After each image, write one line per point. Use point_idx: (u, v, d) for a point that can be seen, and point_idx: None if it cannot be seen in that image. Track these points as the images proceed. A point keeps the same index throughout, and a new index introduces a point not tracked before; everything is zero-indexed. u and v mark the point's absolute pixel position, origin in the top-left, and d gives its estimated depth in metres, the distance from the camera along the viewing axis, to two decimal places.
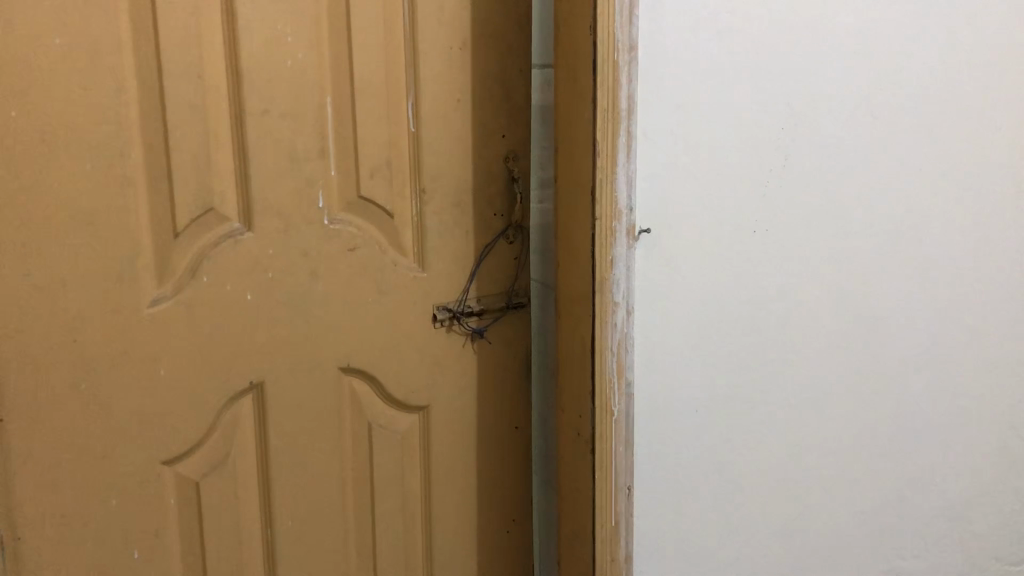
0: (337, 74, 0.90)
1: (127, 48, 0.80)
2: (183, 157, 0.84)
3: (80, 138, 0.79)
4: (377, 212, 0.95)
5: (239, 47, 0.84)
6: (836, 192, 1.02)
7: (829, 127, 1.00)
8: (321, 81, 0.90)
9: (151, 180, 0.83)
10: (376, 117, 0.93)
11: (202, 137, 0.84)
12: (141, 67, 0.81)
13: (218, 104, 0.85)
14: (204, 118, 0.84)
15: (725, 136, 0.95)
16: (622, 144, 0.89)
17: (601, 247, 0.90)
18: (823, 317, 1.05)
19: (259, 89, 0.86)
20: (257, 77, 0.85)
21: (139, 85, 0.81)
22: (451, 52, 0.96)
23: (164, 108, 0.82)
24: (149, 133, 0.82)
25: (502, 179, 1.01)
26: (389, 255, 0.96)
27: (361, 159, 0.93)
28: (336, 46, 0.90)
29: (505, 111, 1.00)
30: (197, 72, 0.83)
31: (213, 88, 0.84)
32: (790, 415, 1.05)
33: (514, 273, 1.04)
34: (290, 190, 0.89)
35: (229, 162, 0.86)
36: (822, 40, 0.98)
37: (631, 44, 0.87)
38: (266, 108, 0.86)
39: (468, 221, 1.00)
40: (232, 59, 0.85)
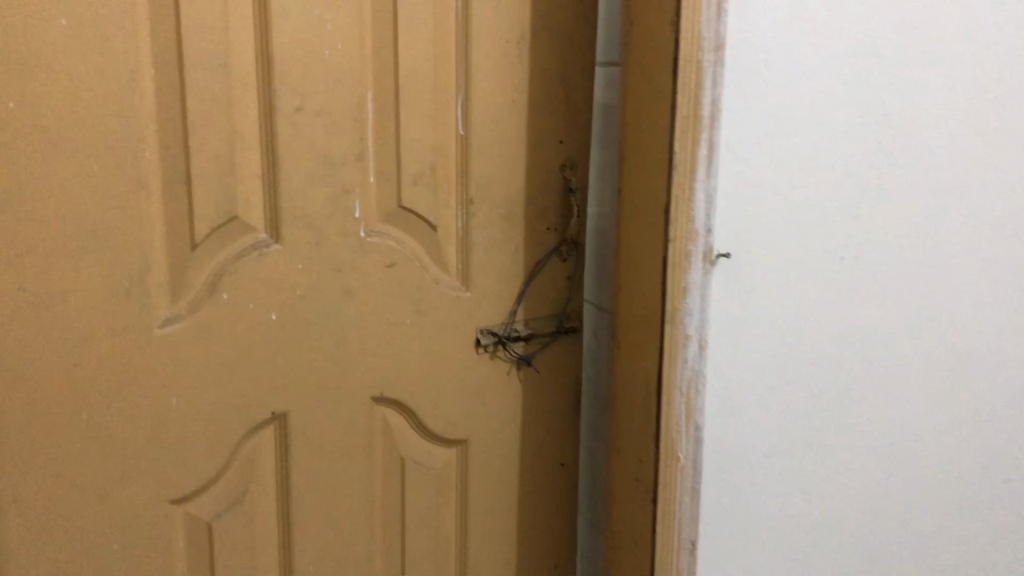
0: (379, 68, 0.80)
1: (144, 31, 0.69)
2: (204, 159, 0.73)
3: (88, 135, 0.68)
4: (419, 224, 0.84)
5: (270, 34, 0.74)
6: (942, 217, 0.89)
7: (938, 143, 0.87)
8: (362, 75, 0.79)
9: (168, 184, 0.72)
10: (421, 118, 0.82)
11: (226, 136, 0.74)
12: (159, 54, 0.70)
13: (246, 99, 0.74)
14: (229, 114, 0.73)
15: (817, 150, 0.82)
16: (703, 156, 0.77)
17: (674, 273, 0.79)
18: (920, 359, 0.92)
19: (291, 83, 0.75)
20: (289, 69, 0.75)
21: (157, 75, 0.70)
22: (507, 45, 0.85)
23: (184, 102, 0.71)
24: (167, 131, 0.71)
25: (558, 190, 0.91)
26: (431, 273, 0.86)
27: (403, 165, 0.82)
28: (380, 36, 0.79)
29: (565, 114, 0.89)
30: (222, 62, 0.72)
31: (241, 80, 0.74)
32: (877, 467, 0.92)
33: (566, 295, 0.93)
34: (323, 198, 0.79)
35: (256, 165, 0.76)
36: (932, 44, 0.84)
37: (718, 42, 0.76)
38: (299, 104, 0.76)
39: (519, 236, 0.90)
40: (263, 47, 0.74)
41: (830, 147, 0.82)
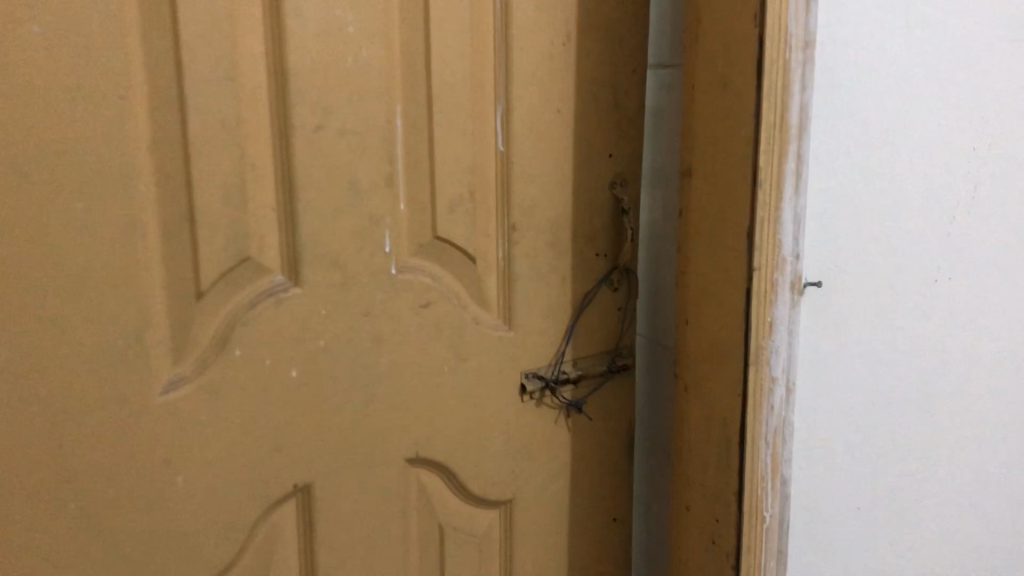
0: (410, 77, 0.68)
1: (135, 38, 0.57)
2: (210, 190, 0.61)
3: (71, 165, 0.56)
4: (457, 256, 0.73)
5: (285, 39, 0.62)
6: (1004, 228, 0.84)
7: (1000, 151, 0.82)
8: (391, 85, 0.67)
9: (169, 222, 0.60)
10: (457, 133, 0.71)
11: (236, 162, 0.62)
12: (154, 66, 0.58)
13: (257, 117, 0.62)
14: (239, 135, 0.62)
15: (900, 161, 0.74)
16: (790, 172, 0.67)
17: (758, 307, 0.69)
18: (980, 377, 0.87)
19: (310, 96, 0.64)
20: (308, 80, 0.63)
21: (152, 91, 0.58)
22: (553, 46, 0.74)
23: (185, 123, 0.59)
24: (166, 158, 0.59)
25: (609, 212, 0.80)
26: (471, 311, 0.74)
27: (439, 188, 0.71)
28: (410, 39, 0.68)
29: (615, 125, 0.78)
30: (230, 73, 0.60)
31: (251, 95, 0.62)
32: (943, 496, 0.87)
33: (619, 330, 0.82)
34: (349, 231, 0.67)
35: (271, 195, 0.64)
36: (998, 44, 0.79)
37: (807, 39, 0.66)
38: (319, 122, 0.64)
39: (566, 265, 0.78)
40: (276, 55, 0.62)
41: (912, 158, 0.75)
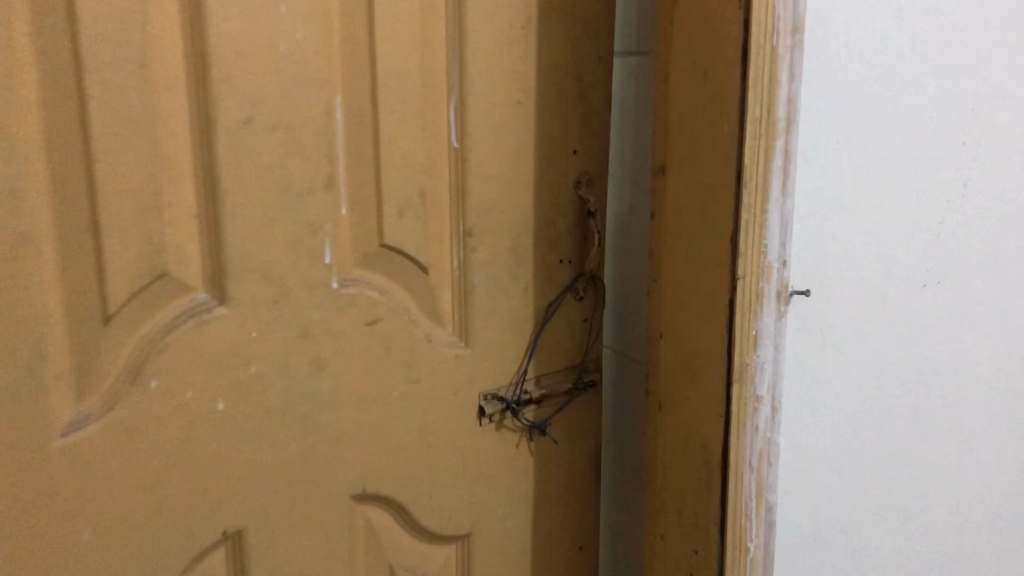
0: (351, 64, 0.60)
1: (20, 17, 0.48)
2: (118, 196, 0.52)
3: None
4: (407, 266, 0.65)
5: (204, 19, 0.54)
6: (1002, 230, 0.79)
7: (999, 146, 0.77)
8: (329, 74, 0.59)
9: (68, 235, 0.51)
10: (406, 128, 0.63)
11: (148, 163, 0.53)
12: (45, 50, 0.49)
13: (172, 110, 0.54)
14: (150, 132, 0.53)
15: (891, 158, 0.69)
16: (778, 170, 0.61)
17: (742, 318, 0.62)
18: (976, 389, 0.82)
19: (234, 86, 0.55)
20: (234, 68, 0.55)
21: (44, 80, 0.49)
22: (511, 31, 0.66)
23: (85, 118, 0.51)
24: (61, 160, 0.50)
25: (574, 215, 0.72)
26: (425, 328, 0.66)
27: (385, 191, 0.63)
28: (350, 21, 0.59)
29: (580, 119, 0.71)
30: (140, 60, 0.52)
31: (164, 85, 0.53)
32: (932, 516, 0.82)
33: (585, 344, 0.75)
34: (282, 241, 0.59)
35: (190, 201, 0.55)
36: (998, 33, 0.73)
37: (796, 22, 0.59)
38: (246, 116, 0.56)
39: (528, 274, 0.71)
40: (194, 39, 0.54)
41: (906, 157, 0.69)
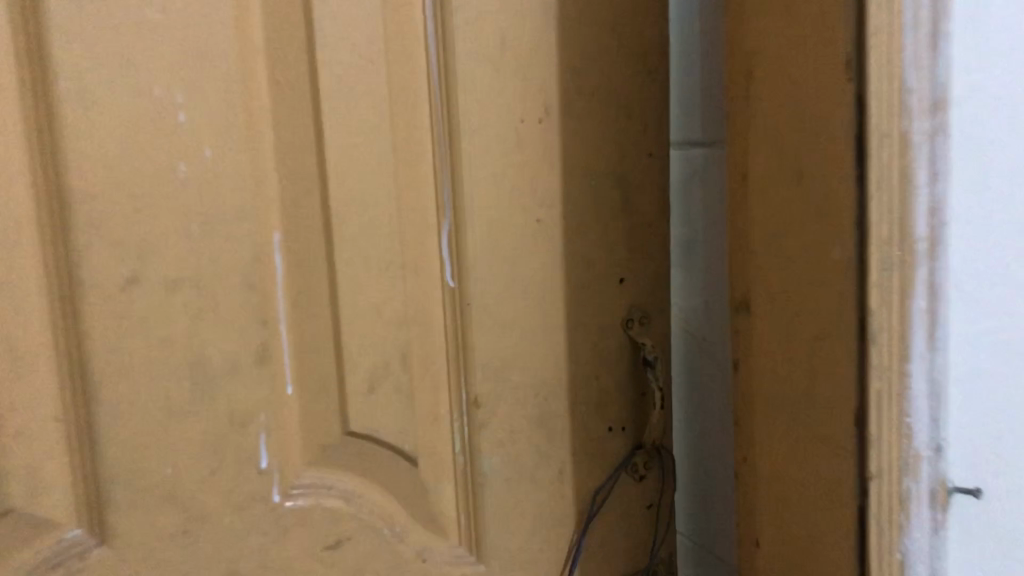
0: (292, 185, 0.43)
1: None
2: None
3: None
4: (386, 457, 0.47)
5: (60, 143, 0.38)
6: None
7: None
8: (258, 203, 0.42)
9: None
10: (377, 266, 0.45)
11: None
12: None
13: (15, 272, 0.38)
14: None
15: None
16: (922, 314, 0.40)
17: (880, 531, 0.41)
18: None
19: (110, 233, 0.39)
20: (109, 207, 0.39)
21: None
22: (525, 126, 0.47)
23: None
24: None
25: (626, 368, 0.53)
26: (412, 541, 0.48)
27: (348, 356, 0.45)
28: (288, 125, 0.42)
29: (629, 237, 0.52)
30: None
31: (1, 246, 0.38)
32: None
33: (651, 539, 0.55)
34: (191, 442, 0.42)
35: (47, 399, 0.39)
36: None
37: (937, 95, 0.39)
38: (130, 274, 0.40)
39: (563, 453, 0.51)
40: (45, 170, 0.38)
41: None
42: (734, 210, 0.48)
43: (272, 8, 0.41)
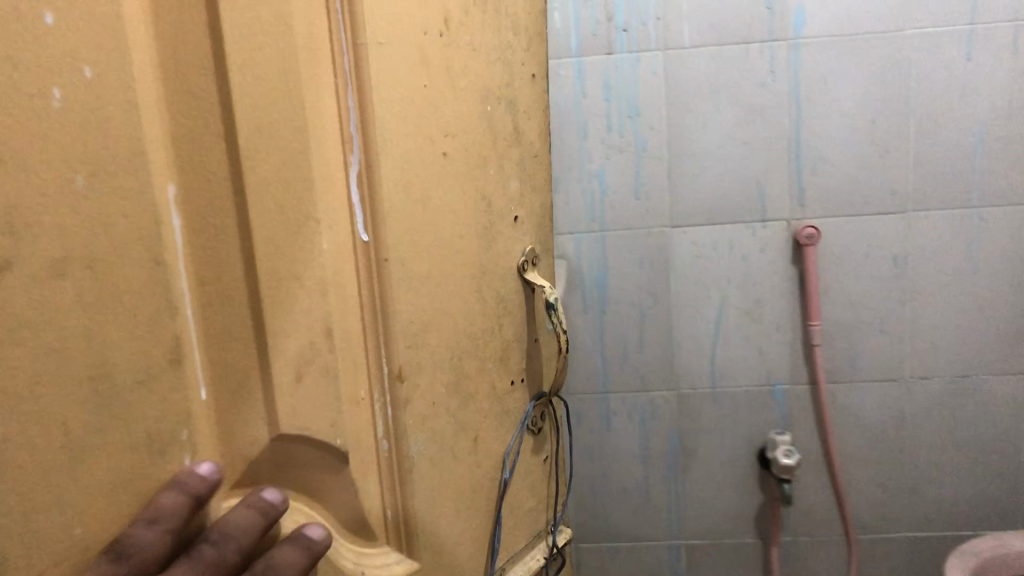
0: (164, 156, 0.38)
1: None
2: None
3: None
4: (314, 453, 0.45)
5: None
6: None
7: None
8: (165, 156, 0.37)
9: None
10: (130, 311, 0.37)
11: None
12: None
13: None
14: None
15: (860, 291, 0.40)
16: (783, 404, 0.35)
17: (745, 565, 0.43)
18: None
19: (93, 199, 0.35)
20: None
21: None
22: (419, 61, 0.46)
23: None
24: None
25: (513, 291, 0.55)
26: (340, 554, 0.47)
27: (271, 353, 0.43)
28: (143, 69, 0.37)
29: (524, 186, 0.56)
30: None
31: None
32: None
33: (528, 430, 0.59)
34: (101, 484, 0.37)
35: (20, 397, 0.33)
36: None
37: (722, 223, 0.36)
38: (91, 236, 0.35)
39: (466, 403, 0.52)
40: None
41: None
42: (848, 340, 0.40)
43: None
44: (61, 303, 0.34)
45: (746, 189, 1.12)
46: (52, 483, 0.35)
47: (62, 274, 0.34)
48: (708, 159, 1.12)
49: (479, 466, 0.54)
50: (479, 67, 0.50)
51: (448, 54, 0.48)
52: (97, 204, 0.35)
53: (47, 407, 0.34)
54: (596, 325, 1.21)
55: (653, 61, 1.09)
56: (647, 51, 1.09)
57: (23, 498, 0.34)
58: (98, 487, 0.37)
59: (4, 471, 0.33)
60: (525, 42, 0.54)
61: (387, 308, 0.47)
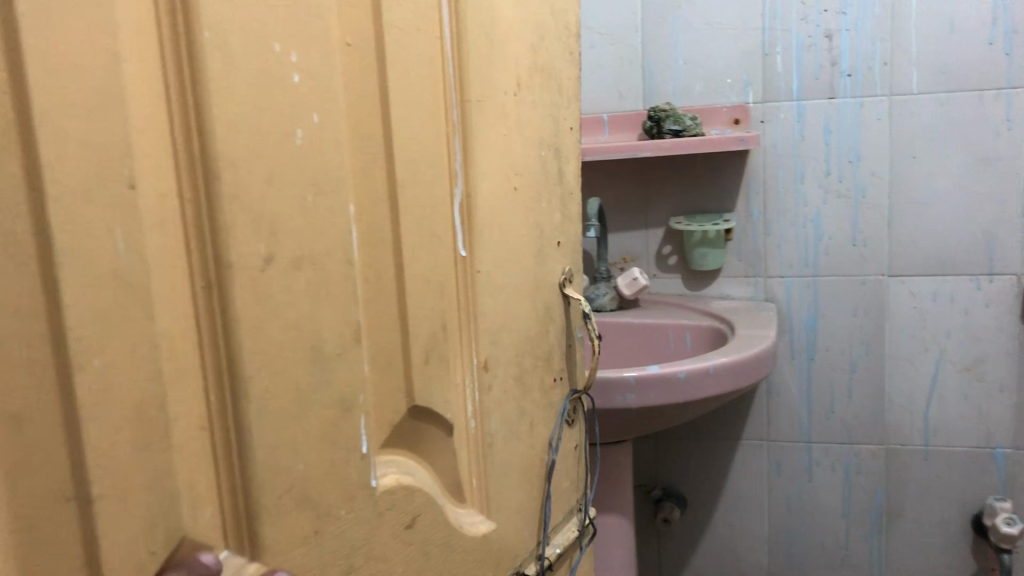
0: (354, 183, 0.51)
1: (157, 114, 0.40)
2: (221, 334, 0.44)
3: (101, 288, 0.38)
4: (435, 430, 0.60)
5: (209, 110, 0.41)
6: None
7: None
8: (355, 186, 0.51)
9: (191, 379, 0.43)
10: (332, 300, 0.50)
11: (147, 349, 0.40)
12: (161, 154, 0.41)
13: (169, 264, 0.42)
14: (271, 241, 0.45)
15: (530, 277, 0.68)
16: (582, 352, 0.78)
17: (509, 464, 0.68)
18: None
19: (320, 215, 0.48)
20: (246, 174, 0.43)
21: (172, 184, 0.41)
22: (506, 115, 0.63)
23: (218, 241, 0.43)
24: (182, 293, 0.42)
25: (555, 302, 0.72)
26: (446, 510, 0.62)
27: (410, 338, 0.56)
28: (346, 120, 0.50)
29: (568, 219, 0.74)
30: (128, 178, 0.39)
31: (273, 200, 0.45)
32: None
33: (564, 422, 0.76)
34: (314, 431, 0.49)
35: (275, 353, 0.46)
36: None
37: (469, 233, 0.61)
38: (314, 236, 0.48)
39: (528, 386, 0.69)
40: (198, 136, 0.41)
41: (529, 289, 0.68)
42: (521, 311, 0.68)
43: (395, 39, 0.52)
44: (294, 291, 0.47)
45: (964, 215, 1.47)
46: (283, 424, 0.47)
47: (296, 267, 0.47)
48: (923, 185, 1.47)
49: (533, 445, 0.71)
50: (539, 120, 0.67)
51: (520, 111, 0.65)
52: (316, 217, 0.48)
53: (282, 367, 0.47)
54: (831, 370, 1.59)
55: (878, 107, 1.46)
56: (872, 96, 1.46)
57: (271, 432, 0.46)
58: (308, 433, 0.49)
59: (256, 411, 0.46)
60: (569, 100, 0.72)
61: (475, 308, 0.62)
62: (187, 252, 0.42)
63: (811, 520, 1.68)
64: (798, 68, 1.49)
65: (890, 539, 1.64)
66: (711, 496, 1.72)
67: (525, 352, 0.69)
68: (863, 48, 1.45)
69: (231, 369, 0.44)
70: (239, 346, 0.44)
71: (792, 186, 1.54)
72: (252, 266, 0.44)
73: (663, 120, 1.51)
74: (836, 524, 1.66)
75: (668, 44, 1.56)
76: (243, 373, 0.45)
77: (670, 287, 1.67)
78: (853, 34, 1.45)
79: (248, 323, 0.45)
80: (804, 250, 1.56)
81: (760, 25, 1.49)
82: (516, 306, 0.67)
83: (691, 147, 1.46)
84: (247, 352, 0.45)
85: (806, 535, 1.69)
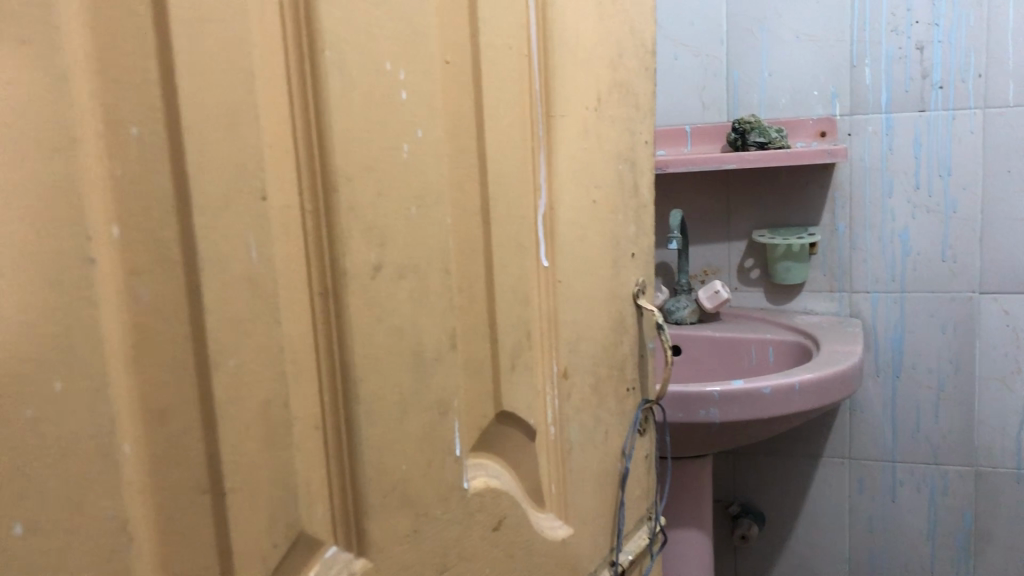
0: (452, 196, 0.53)
1: (283, 130, 0.43)
2: (335, 338, 0.47)
3: (235, 292, 0.41)
4: (519, 436, 0.62)
5: (329, 127, 0.45)
6: None
7: None
8: (453, 198, 0.53)
9: (308, 380, 0.46)
10: (431, 307, 0.52)
11: (273, 350, 0.44)
12: (286, 169, 0.44)
13: (292, 271, 0.45)
14: (379, 251, 0.48)
15: (604, 289, 0.70)
16: (653, 363, 0.79)
17: (585, 471, 0.69)
18: None
19: (422, 225, 0.51)
20: (360, 187, 0.46)
21: (294, 195, 0.44)
22: (587, 129, 0.65)
23: (333, 250, 0.46)
24: (301, 299, 0.45)
25: (629, 313, 0.74)
26: (529, 515, 0.64)
27: (498, 344, 0.58)
28: (446, 135, 0.52)
29: (642, 233, 0.75)
30: (260, 191, 0.42)
31: (382, 212, 0.48)
32: None
33: (636, 431, 0.77)
34: (415, 432, 0.52)
35: (381, 356, 0.49)
36: None
37: (550, 244, 0.63)
38: (417, 246, 0.50)
39: (603, 394, 0.71)
40: (319, 150, 0.45)
41: (604, 299, 0.70)
42: (597, 322, 0.69)
43: (489, 58, 0.55)
44: (399, 298, 0.50)
45: None
46: (388, 425, 0.50)
47: (400, 276, 0.50)
48: (1019, 199, 1.43)
49: (608, 453, 0.72)
50: (615, 135, 0.69)
51: (599, 126, 0.67)
52: (420, 227, 0.51)
53: (387, 370, 0.50)
54: (918, 389, 1.55)
55: (971, 119, 1.43)
56: (966, 108, 1.43)
57: (378, 432, 0.49)
58: (409, 435, 0.51)
59: (365, 412, 0.48)
60: (644, 115, 0.73)
61: (555, 317, 0.64)
62: (307, 260, 0.45)
63: (895, 543, 1.64)
64: (888, 80, 1.47)
65: (979, 565, 1.59)
66: (791, 514, 1.70)
67: (600, 361, 0.70)
68: (955, 60, 1.42)
69: (343, 370, 0.47)
70: (351, 349, 0.47)
71: (881, 200, 1.51)
72: (364, 274, 0.47)
73: (748, 132, 1.50)
74: (921, 549, 1.62)
75: (753, 56, 1.55)
76: (354, 374, 0.48)
77: (754, 302, 1.66)
78: (946, 45, 1.42)
79: (360, 327, 0.47)
80: (891, 266, 1.53)
81: (848, 37, 1.48)
82: (593, 316, 0.69)
83: (778, 160, 1.44)
84: (359, 355, 0.48)
85: (890, 559, 1.65)
